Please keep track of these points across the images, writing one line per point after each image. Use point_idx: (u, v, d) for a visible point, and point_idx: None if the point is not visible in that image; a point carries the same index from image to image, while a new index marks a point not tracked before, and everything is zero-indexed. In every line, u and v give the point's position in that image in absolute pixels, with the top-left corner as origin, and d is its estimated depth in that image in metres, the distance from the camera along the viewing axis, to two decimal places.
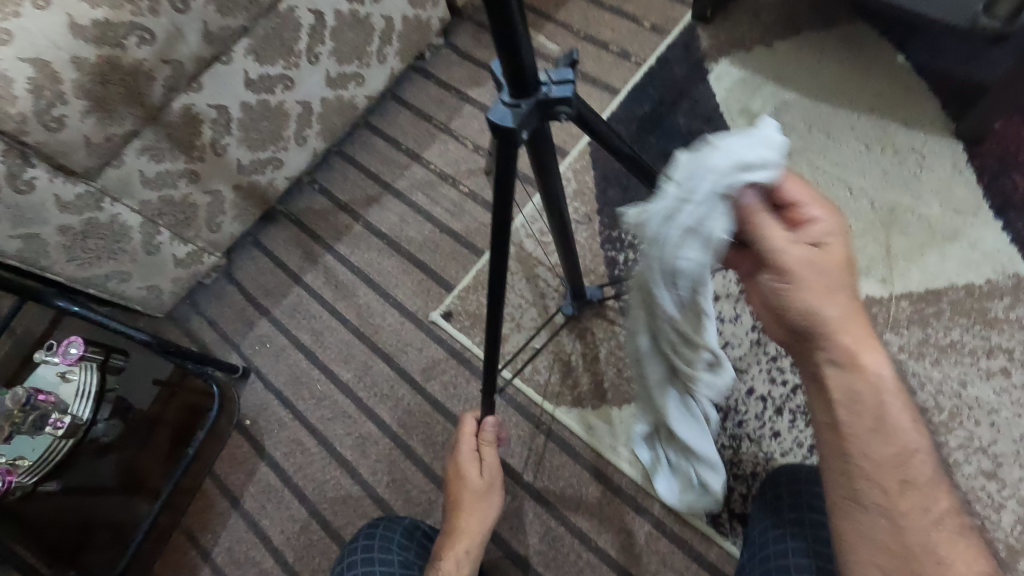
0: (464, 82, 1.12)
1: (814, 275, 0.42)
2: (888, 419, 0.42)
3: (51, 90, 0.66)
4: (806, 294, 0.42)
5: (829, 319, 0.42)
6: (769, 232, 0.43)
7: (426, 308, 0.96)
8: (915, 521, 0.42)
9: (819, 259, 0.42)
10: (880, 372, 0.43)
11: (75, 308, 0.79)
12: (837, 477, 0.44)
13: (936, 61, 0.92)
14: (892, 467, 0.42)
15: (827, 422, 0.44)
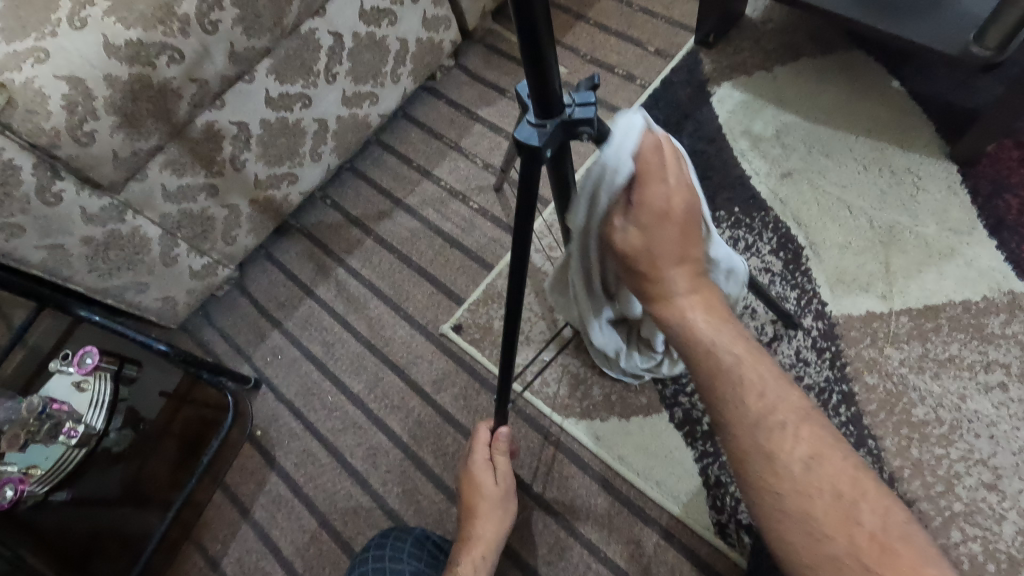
0: (474, 102, 1.15)
1: (640, 236, 0.45)
2: (725, 361, 0.43)
3: (84, 107, 0.69)
4: (660, 252, 0.44)
5: (673, 290, 0.45)
6: (651, 194, 0.44)
7: (436, 321, 0.98)
8: (761, 446, 0.40)
9: (638, 238, 0.45)
10: (687, 315, 0.45)
11: (97, 318, 0.81)
12: (721, 418, 0.43)
13: (929, 87, 0.96)
14: (769, 409, 0.41)
15: (710, 365, 0.43)
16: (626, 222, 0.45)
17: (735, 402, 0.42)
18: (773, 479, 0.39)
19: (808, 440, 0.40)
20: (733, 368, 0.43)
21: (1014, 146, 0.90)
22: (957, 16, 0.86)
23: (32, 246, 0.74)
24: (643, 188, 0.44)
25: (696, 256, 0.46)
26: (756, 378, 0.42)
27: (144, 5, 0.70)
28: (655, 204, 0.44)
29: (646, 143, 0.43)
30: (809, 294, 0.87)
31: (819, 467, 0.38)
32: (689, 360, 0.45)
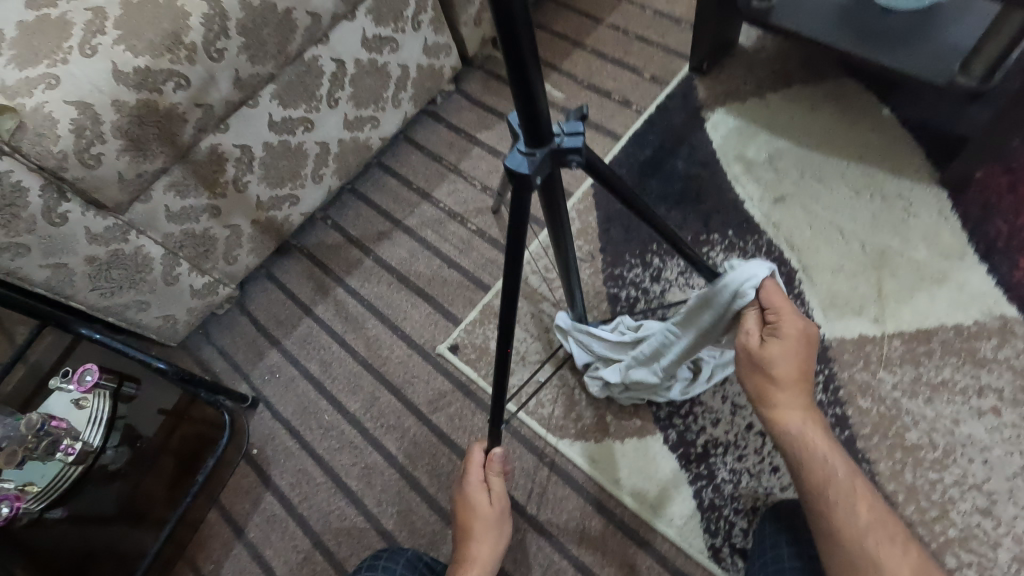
0: (473, 126, 1.18)
1: (777, 354, 0.59)
2: (833, 477, 0.56)
3: (91, 130, 0.71)
4: (783, 373, 0.58)
5: (791, 407, 0.58)
6: (785, 319, 0.59)
7: (433, 341, 0.99)
8: (869, 555, 0.52)
9: (770, 356, 0.59)
10: (802, 429, 0.58)
11: (97, 336, 0.82)
12: (828, 521, 0.55)
13: (919, 114, 0.98)
14: (871, 522, 0.54)
15: (821, 476, 0.56)
16: (750, 345, 0.61)
17: (844, 517, 0.54)
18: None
19: (908, 559, 0.51)
20: (844, 486, 0.56)
21: (1003, 171, 0.91)
22: (942, 48, 0.88)
23: (36, 265, 0.76)
24: (778, 320, 0.60)
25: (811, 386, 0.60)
26: (854, 486, 0.55)
27: (152, 34, 0.72)
28: (787, 331, 0.59)
29: (766, 291, 0.61)
30: (802, 316, 0.88)
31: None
32: (802, 467, 0.57)
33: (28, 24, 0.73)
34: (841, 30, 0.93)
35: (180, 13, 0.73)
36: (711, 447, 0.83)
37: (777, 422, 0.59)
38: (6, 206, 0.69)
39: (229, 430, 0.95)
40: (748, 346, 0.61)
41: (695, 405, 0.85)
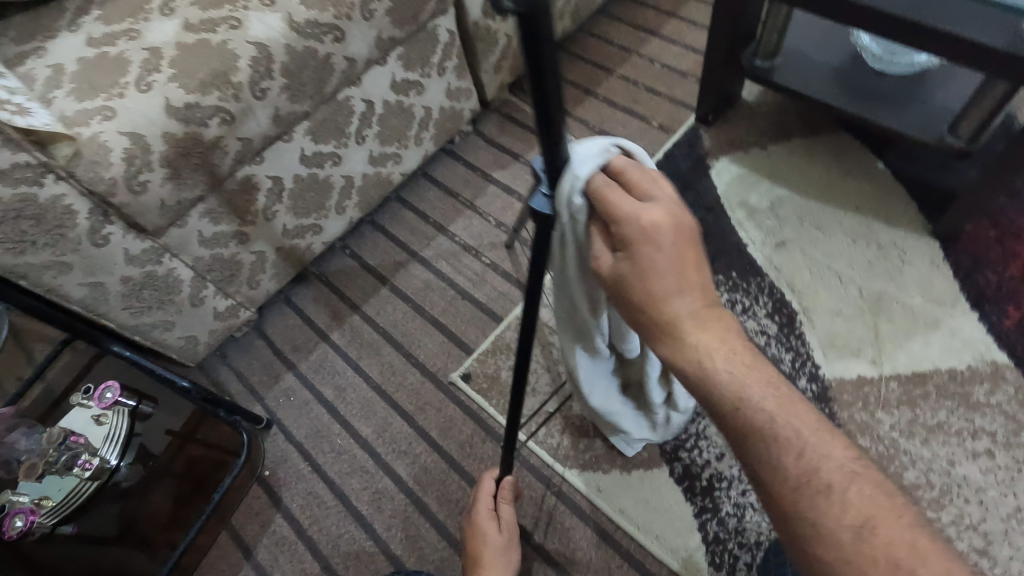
0: (489, 165, 1.24)
1: (631, 265, 0.46)
2: (754, 407, 0.45)
3: (141, 159, 0.75)
4: (665, 294, 0.46)
5: (685, 324, 0.46)
6: (626, 206, 0.45)
7: (446, 370, 1.02)
8: (800, 492, 0.44)
9: (628, 277, 0.46)
10: (704, 361, 0.45)
11: (126, 353, 0.85)
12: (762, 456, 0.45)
13: (911, 169, 1.04)
14: (820, 454, 0.44)
15: (728, 403, 0.46)
16: (604, 266, 0.48)
17: (786, 451, 0.44)
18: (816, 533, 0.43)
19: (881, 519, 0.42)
20: (773, 415, 0.45)
21: (991, 226, 0.96)
22: (932, 110, 0.94)
23: (75, 283, 0.79)
24: (618, 217, 0.45)
25: (699, 280, 0.47)
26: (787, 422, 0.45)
27: (204, 73, 0.78)
28: (656, 237, 0.44)
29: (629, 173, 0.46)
30: (802, 356, 0.92)
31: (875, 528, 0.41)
32: (716, 397, 0.46)
33: (88, 61, 0.79)
34: (838, 89, 1.00)
35: (230, 55, 0.79)
36: (715, 481, 0.85)
37: (672, 349, 0.47)
38: (57, 228, 0.73)
39: (247, 451, 0.96)
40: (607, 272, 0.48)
41: (700, 440, 0.88)
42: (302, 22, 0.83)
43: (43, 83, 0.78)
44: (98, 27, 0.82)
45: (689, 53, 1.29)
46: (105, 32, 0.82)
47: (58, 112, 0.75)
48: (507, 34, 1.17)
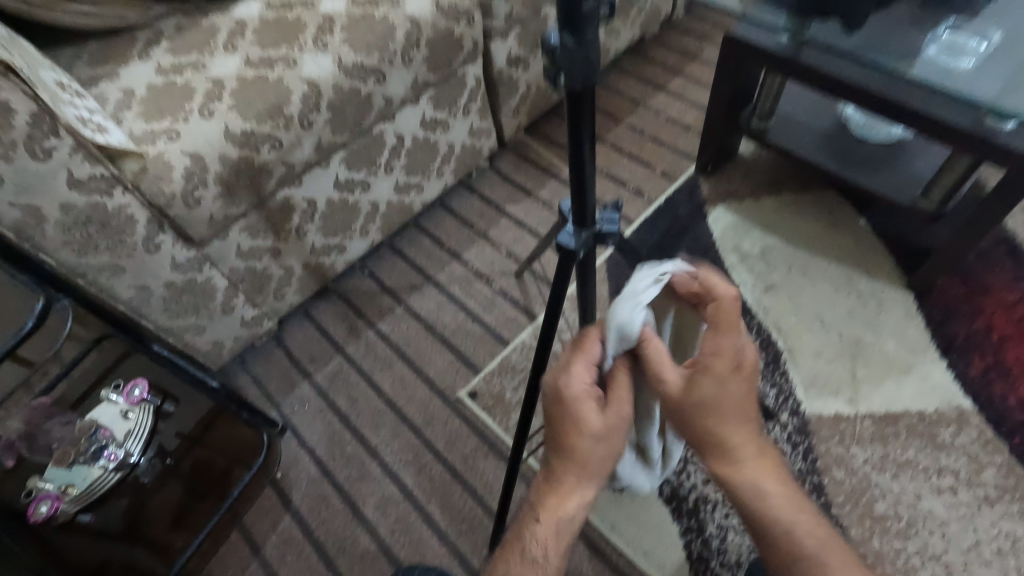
0: (503, 199, 1.33)
1: (716, 391, 0.48)
2: (802, 550, 0.52)
3: (199, 177, 0.84)
4: (741, 451, 0.51)
5: (748, 479, 0.51)
6: (719, 342, 0.49)
7: (454, 387, 1.09)
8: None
9: (709, 401, 0.48)
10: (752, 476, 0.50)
11: (164, 353, 0.92)
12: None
13: (890, 226, 1.14)
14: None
15: (780, 545, 0.52)
16: (673, 400, 0.49)
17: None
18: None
19: None
20: (813, 560, 0.51)
21: (960, 282, 1.05)
22: (908, 175, 1.05)
23: (125, 285, 0.87)
24: (707, 349, 0.49)
25: (761, 435, 0.52)
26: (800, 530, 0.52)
27: (260, 104, 0.87)
28: (726, 366, 0.48)
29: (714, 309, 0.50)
30: (786, 392, 0.99)
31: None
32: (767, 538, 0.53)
33: (157, 87, 0.88)
34: (824, 153, 1.11)
35: (285, 90, 0.88)
36: (701, 504, 0.91)
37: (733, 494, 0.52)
38: (118, 234, 0.81)
39: (266, 450, 1.03)
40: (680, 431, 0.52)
41: (689, 464, 0.95)
42: (350, 65, 0.92)
43: (115, 104, 0.87)
44: (168, 58, 0.92)
45: (693, 108, 1.41)
46: (173, 62, 0.91)
47: (127, 130, 0.83)
48: (527, 82, 1.28)
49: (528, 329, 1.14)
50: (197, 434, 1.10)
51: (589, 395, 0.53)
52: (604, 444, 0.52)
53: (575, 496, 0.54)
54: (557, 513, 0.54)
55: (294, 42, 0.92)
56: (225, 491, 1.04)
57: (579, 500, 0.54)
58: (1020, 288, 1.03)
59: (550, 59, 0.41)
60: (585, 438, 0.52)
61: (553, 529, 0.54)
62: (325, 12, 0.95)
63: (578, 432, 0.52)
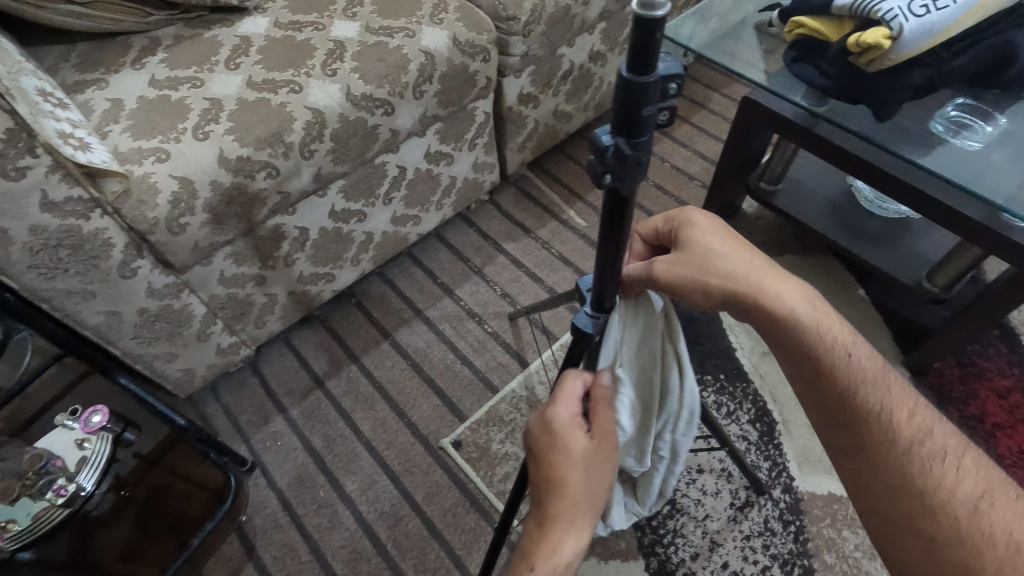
0: (501, 236, 1.29)
1: (717, 250, 0.54)
2: (862, 394, 0.50)
3: (186, 204, 0.78)
4: (769, 286, 0.53)
5: (800, 315, 0.52)
6: (687, 219, 0.57)
7: (437, 434, 1.04)
8: (908, 477, 0.47)
9: (709, 258, 0.54)
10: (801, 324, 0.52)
11: (131, 385, 0.85)
12: (865, 450, 0.49)
13: (888, 300, 1.14)
14: (915, 434, 0.48)
15: (845, 395, 0.51)
16: (671, 274, 0.54)
17: (885, 439, 0.49)
18: (928, 523, 0.45)
19: (962, 477, 0.46)
20: (875, 402, 0.50)
21: (955, 364, 1.05)
22: (913, 255, 1.04)
23: (94, 310, 0.80)
24: (682, 224, 0.57)
25: (790, 278, 0.54)
26: (880, 386, 0.51)
27: (260, 131, 0.82)
28: (700, 232, 0.56)
29: (683, 215, 0.58)
30: (779, 466, 0.97)
31: (993, 506, 0.45)
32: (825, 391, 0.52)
33: (148, 100, 0.82)
34: (829, 222, 1.10)
35: (288, 117, 0.83)
36: None
37: (781, 340, 0.53)
38: (91, 258, 0.75)
39: (233, 495, 0.96)
40: (691, 301, 0.55)
41: (677, 537, 0.92)
42: (358, 95, 0.88)
43: (101, 115, 0.81)
44: (163, 69, 0.86)
45: (698, 158, 1.39)
46: (169, 75, 0.85)
47: (112, 146, 0.78)
48: (536, 119, 1.25)
49: (519, 377, 1.09)
50: (155, 457, 1.04)
51: (576, 423, 0.53)
52: (586, 474, 0.52)
53: (570, 539, 0.49)
54: (551, 559, 0.49)
55: (301, 66, 0.87)
56: (185, 540, 0.96)
57: (572, 545, 0.49)
58: (1014, 376, 1.03)
59: (597, 157, 0.37)
60: (575, 466, 0.51)
61: None
62: (336, 37, 0.91)
63: (569, 464, 0.51)
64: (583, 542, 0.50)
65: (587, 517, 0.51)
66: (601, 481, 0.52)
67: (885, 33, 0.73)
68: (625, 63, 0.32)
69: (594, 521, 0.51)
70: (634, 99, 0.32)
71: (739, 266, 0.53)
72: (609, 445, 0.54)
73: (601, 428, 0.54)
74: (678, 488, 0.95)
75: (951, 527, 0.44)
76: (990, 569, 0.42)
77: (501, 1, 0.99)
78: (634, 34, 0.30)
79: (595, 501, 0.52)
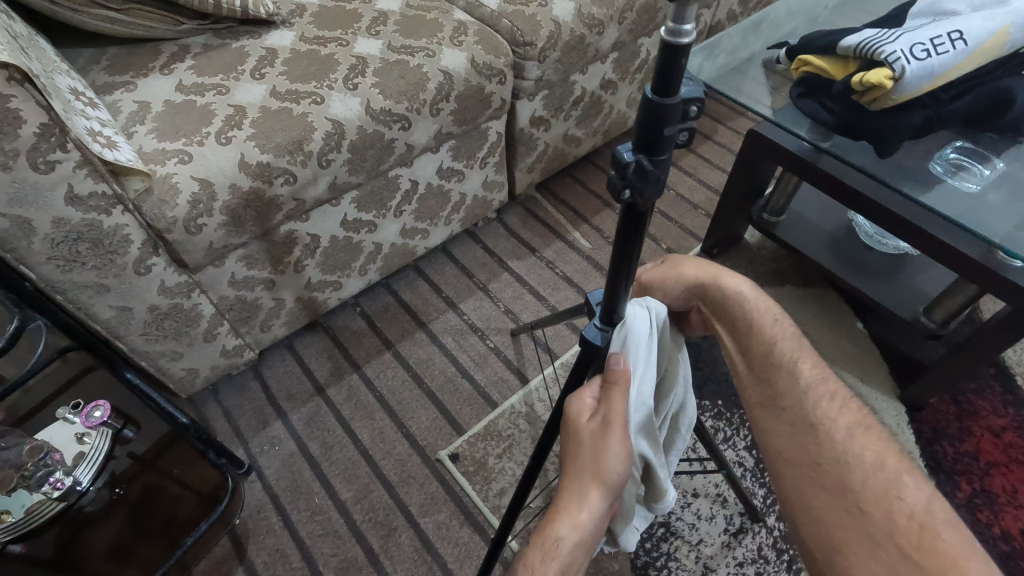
0: (507, 254, 1.31)
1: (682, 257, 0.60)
2: (780, 352, 0.51)
3: (204, 205, 0.80)
4: (721, 272, 0.57)
5: (742, 292, 0.55)
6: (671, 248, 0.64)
7: (435, 446, 1.04)
8: (808, 414, 0.48)
9: (673, 263, 0.60)
10: (736, 294, 0.55)
11: (136, 380, 0.86)
12: (772, 393, 0.50)
13: (885, 335, 1.15)
14: (814, 380, 0.50)
15: (764, 348, 0.52)
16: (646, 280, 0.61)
17: (790, 384, 0.50)
18: (817, 450, 0.46)
19: (844, 413, 0.47)
20: (785, 356, 0.51)
21: (951, 402, 1.06)
22: (910, 290, 1.06)
23: (106, 304, 0.82)
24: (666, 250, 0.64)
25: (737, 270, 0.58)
26: (792, 343, 0.52)
27: (281, 138, 0.84)
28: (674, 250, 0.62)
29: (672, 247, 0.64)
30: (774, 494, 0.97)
31: (866, 437, 0.46)
32: (749, 353, 0.53)
33: (175, 104, 0.85)
34: (829, 255, 1.12)
35: (308, 126, 0.86)
36: None
37: (720, 313, 0.56)
38: (108, 253, 0.77)
39: (229, 495, 0.96)
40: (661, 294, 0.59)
41: (670, 560, 0.91)
42: (377, 109, 0.91)
43: (128, 116, 0.83)
44: (190, 76, 0.89)
45: (703, 187, 1.42)
46: (196, 81, 0.88)
47: (137, 146, 0.80)
48: (546, 142, 1.28)
49: (519, 393, 1.10)
50: (150, 457, 1.03)
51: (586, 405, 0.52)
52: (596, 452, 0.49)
53: (568, 516, 0.47)
54: (545, 534, 0.47)
55: (324, 79, 0.90)
56: (176, 540, 0.95)
57: (568, 524, 0.46)
58: (1009, 415, 1.04)
59: (618, 172, 0.39)
60: (583, 444, 0.50)
61: (540, 553, 0.46)
62: (359, 53, 0.94)
63: (579, 445, 0.50)
64: (583, 523, 0.46)
65: (587, 498, 0.47)
66: (609, 462, 0.48)
67: (886, 74, 0.76)
68: (649, 85, 0.34)
69: (600, 504, 0.47)
70: (654, 120, 0.35)
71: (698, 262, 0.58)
72: (618, 427, 0.49)
73: (609, 409, 0.50)
74: (673, 511, 0.95)
75: (833, 455, 0.45)
76: (860, 484, 0.43)
77: (519, 27, 1.03)
78: (660, 58, 0.32)
79: (604, 473, 0.48)
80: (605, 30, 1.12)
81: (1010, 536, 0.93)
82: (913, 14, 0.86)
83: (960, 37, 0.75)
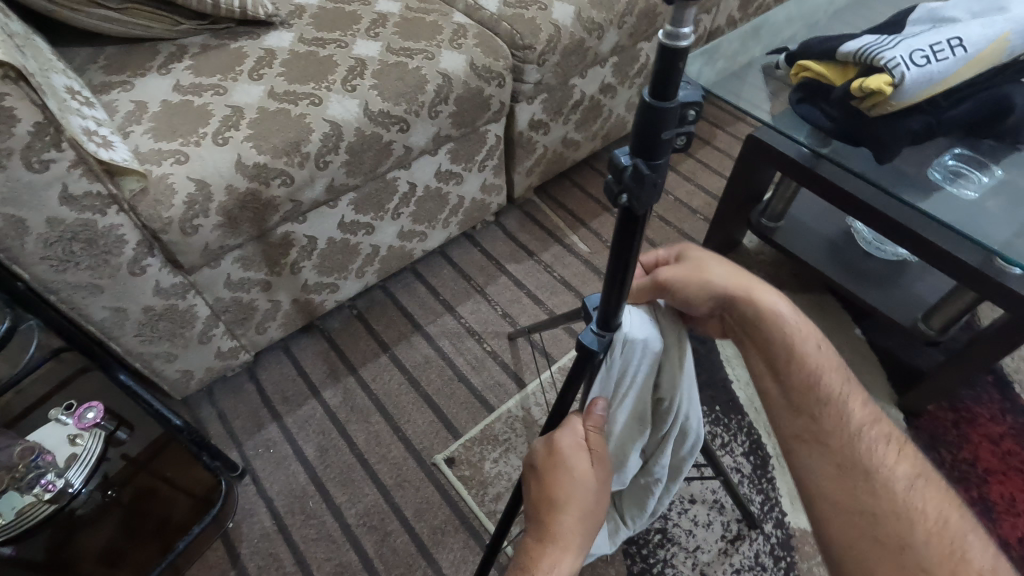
0: (505, 257, 1.31)
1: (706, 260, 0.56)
2: (826, 391, 0.53)
3: (201, 206, 0.79)
4: (756, 285, 0.55)
5: (781, 310, 0.54)
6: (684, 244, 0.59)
7: (431, 450, 1.04)
8: (859, 458, 0.50)
9: (695, 268, 0.55)
10: (780, 318, 0.54)
11: (129, 382, 0.85)
12: (821, 432, 0.51)
13: (883, 341, 1.15)
14: (863, 422, 0.52)
15: (810, 385, 0.53)
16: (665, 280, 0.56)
17: (839, 426, 0.51)
18: (869, 497, 0.48)
19: (897, 459, 0.50)
20: (835, 395, 0.53)
21: (949, 409, 1.06)
22: (909, 297, 1.06)
23: (100, 305, 0.81)
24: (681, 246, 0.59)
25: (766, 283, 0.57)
26: (840, 382, 0.53)
27: (278, 139, 0.84)
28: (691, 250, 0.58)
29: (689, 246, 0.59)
30: (772, 501, 0.97)
31: (920, 487, 0.48)
32: (789, 382, 0.54)
33: (171, 104, 0.85)
34: (828, 260, 1.12)
35: (306, 127, 0.86)
36: None
37: (756, 334, 0.54)
38: (103, 253, 0.76)
39: (223, 498, 0.96)
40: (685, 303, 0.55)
41: (666, 567, 0.91)
42: (376, 111, 0.90)
43: (124, 116, 0.83)
44: (188, 76, 0.89)
45: (701, 192, 1.42)
46: (193, 82, 0.88)
47: (133, 146, 0.79)
48: (545, 145, 1.28)
49: (516, 397, 1.09)
50: (144, 459, 1.03)
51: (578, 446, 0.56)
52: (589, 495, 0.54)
53: (568, 557, 0.52)
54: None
55: (322, 80, 0.90)
56: (168, 544, 0.94)
57: (568, 564, 0.51)
58: (1006, 422, 1.04)
59: (616, 177, 0.39)
60: (575, 488, 0.54)
61: None
62: (358, 55, 0.94)
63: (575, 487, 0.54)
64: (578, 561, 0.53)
65: (581, 537, 0.53)
66: (597, 507, 0.55)
67: (886, 80, 0.76)
68: (647, 89, 0.34)
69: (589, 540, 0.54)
70: (652, 124, 0.34)
71: (726, 269, 0.55)
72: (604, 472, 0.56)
73: (598, 456, 0.56)
74: (670, 517, 0.95)
75: (889, 505, 0.47)
76: (921, 539, 0.45)
77: (519, 30, 1.03)
78: (658, 61, 0.32)
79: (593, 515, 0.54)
80: (604, 34, 1.12)
81: (1008, 544, 0.92)
82: (912, 21, 0.86)
83: (959, 44, 0.75)
